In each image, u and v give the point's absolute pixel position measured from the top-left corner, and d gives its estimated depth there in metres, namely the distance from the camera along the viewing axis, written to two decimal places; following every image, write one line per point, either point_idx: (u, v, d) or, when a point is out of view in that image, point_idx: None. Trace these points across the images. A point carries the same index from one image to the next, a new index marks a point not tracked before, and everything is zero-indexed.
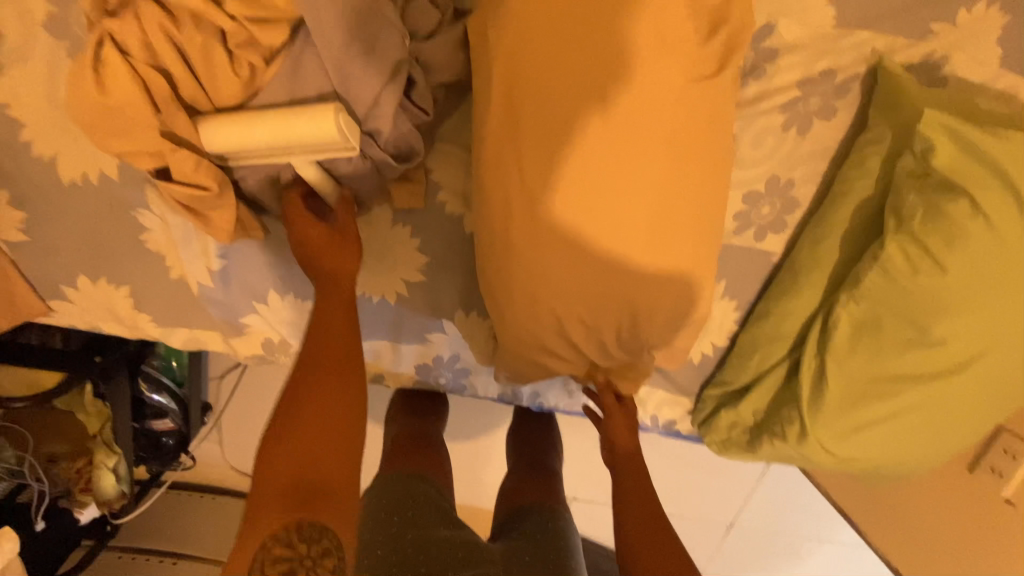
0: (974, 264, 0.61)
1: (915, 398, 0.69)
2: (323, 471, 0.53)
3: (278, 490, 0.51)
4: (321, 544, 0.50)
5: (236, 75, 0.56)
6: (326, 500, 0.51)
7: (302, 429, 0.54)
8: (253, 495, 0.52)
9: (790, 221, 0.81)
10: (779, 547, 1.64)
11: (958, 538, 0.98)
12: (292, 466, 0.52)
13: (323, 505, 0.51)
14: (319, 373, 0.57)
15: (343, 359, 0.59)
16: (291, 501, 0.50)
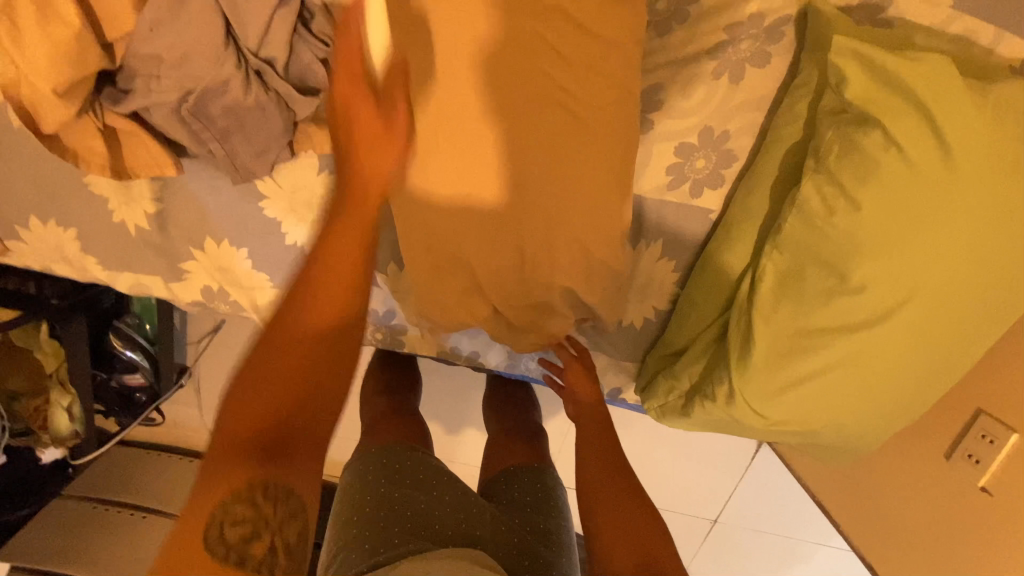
0: (888, 199, 0.58)
1: (843, 349, 0.65)
2: (276, 440, 0.52)
3: (237, 454, 0.51)
4: (266, 540, 0.50)
5: None
6: (293, 472, 0.53)
7: (298, 342, 0.57)
8: (206, 465, 0.51)
9: (727, 175, 0.78)
10: (768, 550, 1.55)
11: (935, 532, 0.89)
12: (256, 417, 0.53)
13: (290, 481, 0.52)
14: (275, 356, 0.56)
15: (351, 284, 0.61)
16: (223, 485, 0.50)
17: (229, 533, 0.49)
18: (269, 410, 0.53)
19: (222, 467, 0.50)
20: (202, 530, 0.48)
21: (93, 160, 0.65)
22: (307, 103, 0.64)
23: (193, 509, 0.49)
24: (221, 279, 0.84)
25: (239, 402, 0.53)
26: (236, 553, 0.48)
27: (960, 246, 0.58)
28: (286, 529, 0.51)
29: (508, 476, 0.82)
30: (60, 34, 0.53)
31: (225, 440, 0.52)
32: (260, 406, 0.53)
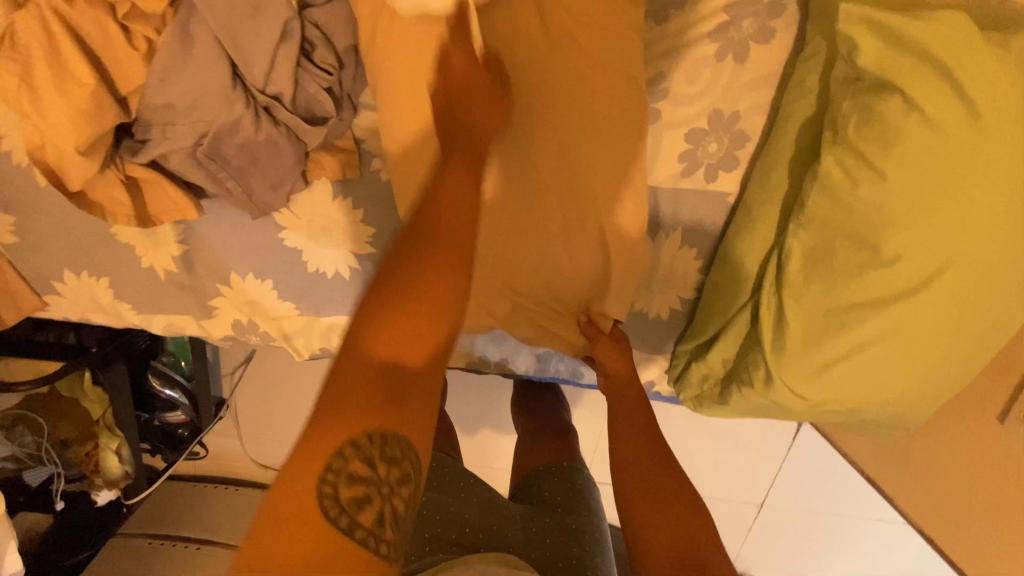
0: (915, 166, 0.56)
1: (882, 323, 0.63)
2: (378, 398, 0.45)
3: (332, 420, 0.44)
4: (398, 468, 0.45)
5: (134, 48, 0.57)
6: (395, 416, 0.46)
7: (360, 368, 0.46)
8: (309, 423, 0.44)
9: (742, 156, 0.77)
10: (821, 530, 1.51)
11: (998, 501, 0.85)
12: (355, 402, 0.45)
13: (396, 431, 0.45)
14: (357, 378, 0.46)
15: (459, 261, 0.53)
16: (327, 443, 0.43)
17: (337, 465, 0.42)
18: (348, 390, 0.45)
19: (323, 423, 0.44)
20: (319, 471, 0.42)
21: (118, 210, 0.67)
22: (317, 134, 0.64)
23: (308, 454, 0.42)
24: (249, 312, 0.86)
25: (346, 361, 0.47)
26: (345, 518, 0.42)
27: (993, 205, 0.56)
28: (396, 463, 0.45)
29: (533, 478, 0.80)
30: (77, 94, 0.55)
31: (333, 392, 0.45)
32: (357, 383, 0.46)
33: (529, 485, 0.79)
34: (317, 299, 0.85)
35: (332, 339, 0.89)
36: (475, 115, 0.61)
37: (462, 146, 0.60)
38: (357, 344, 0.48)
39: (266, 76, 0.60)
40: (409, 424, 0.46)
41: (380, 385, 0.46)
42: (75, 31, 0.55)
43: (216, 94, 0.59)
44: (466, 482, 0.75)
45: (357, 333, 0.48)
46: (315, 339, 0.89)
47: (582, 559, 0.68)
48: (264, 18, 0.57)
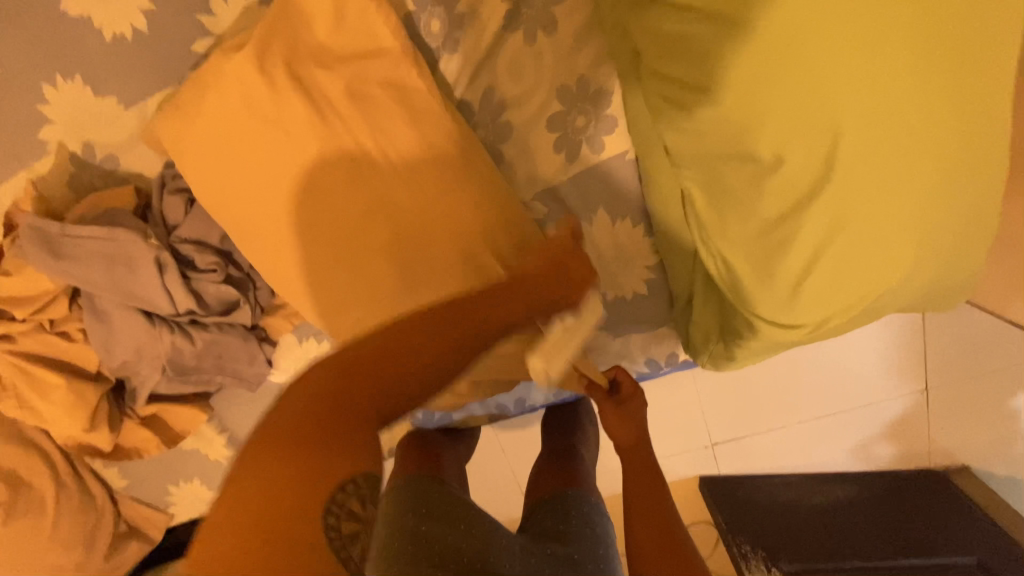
0: (726, 61, 0.48)
1: (818, 221, 0.53)
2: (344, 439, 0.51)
3: (316, 451, 0.49)
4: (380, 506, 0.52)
5: (75, 340, 0.70)
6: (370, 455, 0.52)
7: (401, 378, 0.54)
8: (317, 447, 0.49)
9: (614, 113, 0.70)
10: (1009, 391, 1.25)
11: None
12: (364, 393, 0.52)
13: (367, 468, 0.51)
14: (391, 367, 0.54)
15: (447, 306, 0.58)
16: (342, 464, 0.50)
17: (340, 499, 0.49)
18: (303, 437, 0.49)
19: (331, 460, 0.49)
20: (329, 490, 0.49)
21: (149, 444, 0.80)
22: (240, 314, 0.73)
23: (273, 515, 0.47)
24: None
25: (305, 413, 0.50)
26: (344, 548, 0.49)
27: (846, 43, 0.46)
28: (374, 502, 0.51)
29: (542, 506, 0.87)
30: (60, 394, 0.69)
31: (289, 446, 0.49)
32: (317, 440, 0.50)
33: (538, 514, 0.85)
34: None
35: (377, 444, 0.98)
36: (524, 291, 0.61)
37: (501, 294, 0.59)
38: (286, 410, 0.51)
39: (171, 302, 0.69)
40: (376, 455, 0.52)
41: (353, 439, 0.51)
42: (32, 353, 0.69)
43: (146, 333, 0.70)
44: (468, 515, 0.80)
45: (287, 402, 0.51)
46: None
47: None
48: (139, 265, 0.66)
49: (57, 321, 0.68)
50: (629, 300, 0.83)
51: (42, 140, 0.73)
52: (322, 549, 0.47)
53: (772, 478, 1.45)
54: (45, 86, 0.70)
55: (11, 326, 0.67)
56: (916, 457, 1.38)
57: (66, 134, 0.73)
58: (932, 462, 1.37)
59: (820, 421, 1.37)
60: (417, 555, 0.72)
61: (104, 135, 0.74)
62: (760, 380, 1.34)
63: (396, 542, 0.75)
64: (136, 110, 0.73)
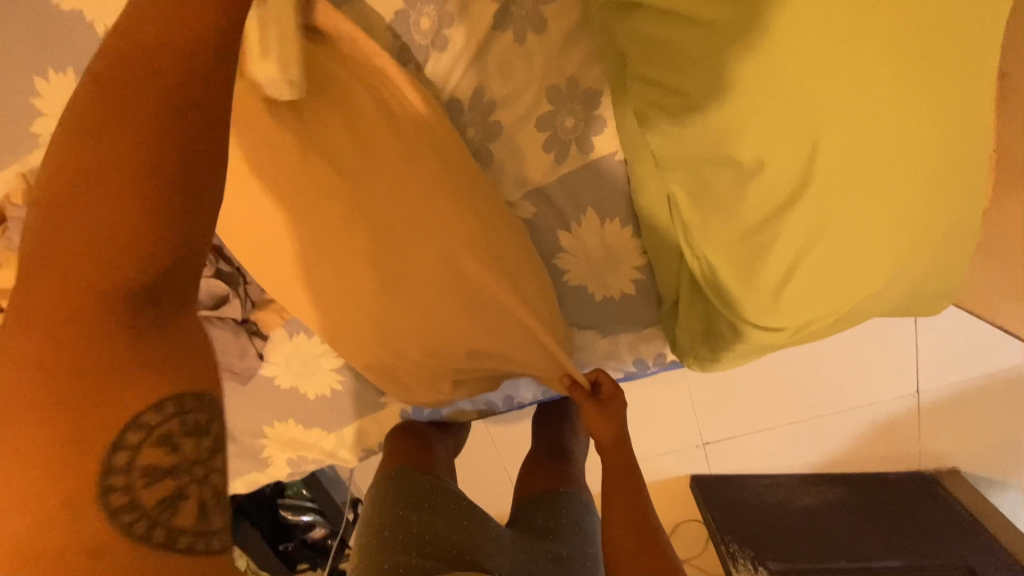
0: (710, 69, 0.49)
1: (798, 227, 0.54)
2: (107, 396, 0.40)
3: (80, 401, 0.39)
4: (209, 437, 0.44)
5: None
6: (164, 373, 0.42)
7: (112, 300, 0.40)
8: (62, 407, 0.39)
9: (604, 113, 0.70)
10: (997, 395, 1.26)
11: None
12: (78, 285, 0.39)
13: (174, 390, 0.42)
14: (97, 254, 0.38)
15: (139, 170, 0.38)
16: (112, 413, 0.40)
17: (122, 461, 0.40)
18: (62, 388, 0.39)
19: (114, 407, 0.40)
20: (101, 451, 0.40)
21: None
22: None
23: (53, 496, 0.38)
24: (293, 448, 0.99)
25: (50, 347, 0.39)
26: (157, 528, 0.41)
27: (828, 50, 0.46)
28: (200, 433, 0.43)
29: (530, 502, 0.89)
30: None
31: (36, 403, 0.38)
32: (104, 388, 0.40)
33: (527, 509, 0.88)
34: (330, 417, 0.95)
35: (366, 439, 0.99)
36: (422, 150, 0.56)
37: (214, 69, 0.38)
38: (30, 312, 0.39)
39: None
40: (189, 374, 0.44)
41: (127, 380, 0.41)
42: None
43: None
44: (459, 505, 0.85)
45: (26, 299, 0.39)
46: (353, 445, 1.00)
47: None
48: None
49: None
50: (619, 301, 0.83)
51: (34, 131, 0.73)
52: (109, 526, 0.40)
53: (762, 477, 1.46)
54: (37, 78, 0.71)
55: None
56: (906, 460, 1.38)
57: (57, 126, 0.73)
58: (923, 466, 1.38)
59: (811, 422, 1.38)
60: (408, 545, 0.77)
61: None
62: (752, 381, 1.35)
63: (387, 530, 0.79)
64: None
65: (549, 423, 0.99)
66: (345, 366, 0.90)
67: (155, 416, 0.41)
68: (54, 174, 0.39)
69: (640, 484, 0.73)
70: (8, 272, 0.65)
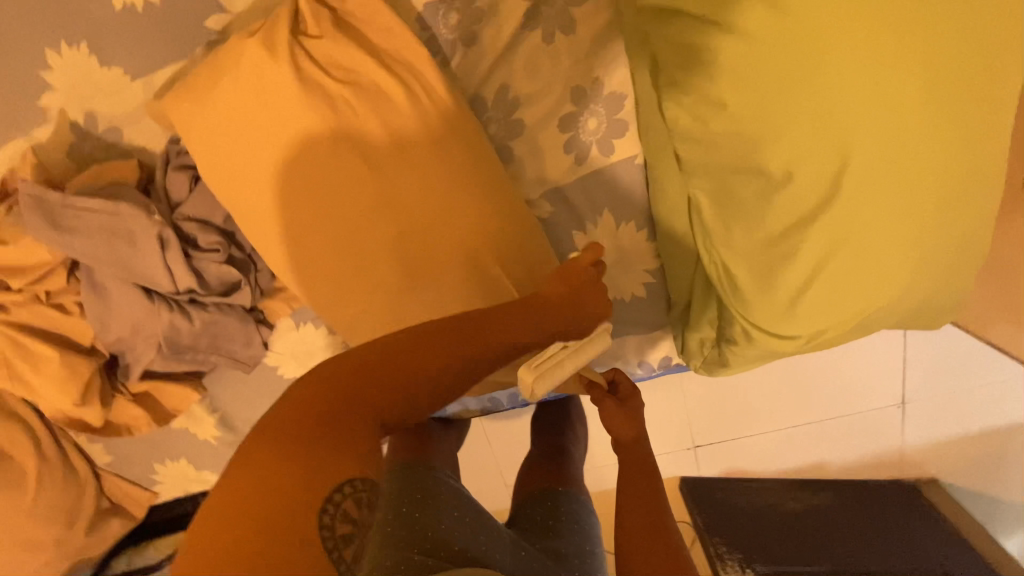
0: (746, 79, 0.49)
1: (820, 238, 0.55)
2: (338, 434, 0.46)
3: (327, 442, 0.45)
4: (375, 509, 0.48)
5: (70, 314, 0.68)
6: (363, 449, 0.47)
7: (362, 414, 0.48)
8: (309, 442, 0.45)
9: (626, 116, 0.71)
10: (978, 407, 1.31)
11: None
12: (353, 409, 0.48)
13: (373, 468, 0.47)
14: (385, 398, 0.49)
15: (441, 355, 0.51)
16: (338, 462, 0.45)
17: (336, 499, 0.44)
18: (342, 412, 0.47)
19: (355, 455, 0.46)
20: (322, 491, 0.44)
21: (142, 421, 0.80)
22: (243, 295, 0.72)
23: (284, 485, 0.43)
24: None
25: (330, 387, 0.47)
26: (335, 551, 0.43)
27: (864, 67, 0.47)
28: (374, 499, 0.47)
29: (530, 500, 0.89)
30: (53, 369, 0.68)
31: (302, 425, 0.45)
32: (353, 429, 0.47)
33: (527, 507, 0.88)
34: None
35: None
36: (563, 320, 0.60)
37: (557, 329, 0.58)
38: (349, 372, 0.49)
39: (171, 280, 0.68)
40: (375, 457, 0.48)
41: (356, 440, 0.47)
42: (24, 325, 0.67)
43: (142, 310, 0.69)
44: (462, 502, 0.84)
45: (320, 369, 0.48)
46: None
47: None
48: (140, 240, 0.65)
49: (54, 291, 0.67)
50: (629, 304, 0.84)
51: (43, 107, 0.71)
52: (314, 550, 0.41)
53: (750, 481, 1.48)
54: (49, 52, 0.69)
55: (7, 295, 0.66)
56: (889, 468, 1.42)
57: (67, 102, 0.72)
58: (904, 475, 1.42)
59: (800, 429, 1.41)
60: (408, 536, 0.75)
61: (107, 106, 0.72)
62: (745, 387, 1.37)
63: (389, 523, 0.78)
64: (143, 82, 0.72)
65: (551, 421, 1.01)
66: None
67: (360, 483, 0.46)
68: (383, 352, 0.50)
69: (654, 480, 0.73)
70: (14, 247, 0.64)
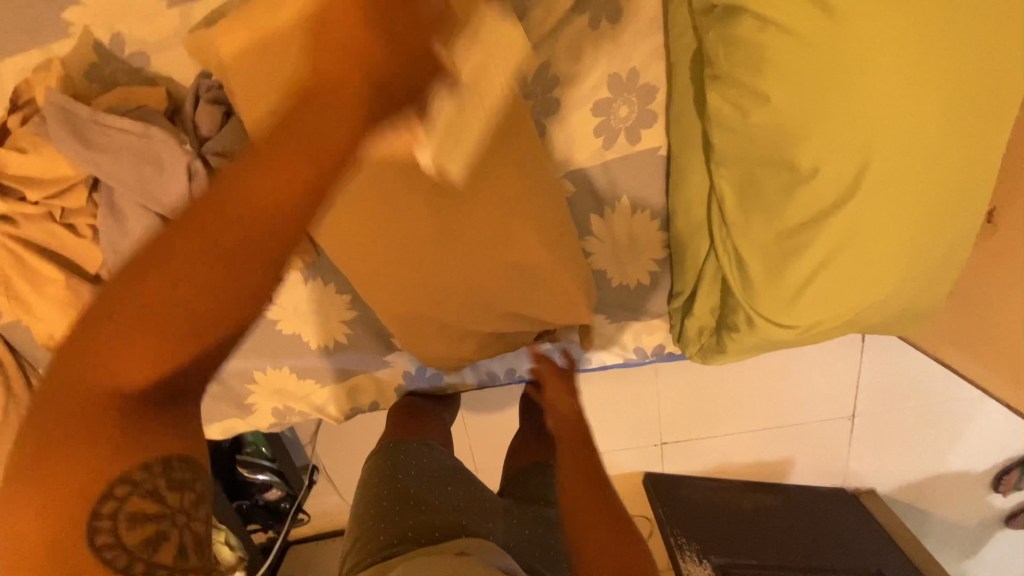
0: (793, 77, 0.53)
1: (831, 235, 0.60)
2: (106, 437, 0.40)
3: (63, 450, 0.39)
4: (192, 491, 0.44)
5: (81, 236, 0.65)
6: (140, 439, 0.41)
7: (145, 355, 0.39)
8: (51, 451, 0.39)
9: (656, 109, 0.75)
10: (915, 424, 1.44)
11: None
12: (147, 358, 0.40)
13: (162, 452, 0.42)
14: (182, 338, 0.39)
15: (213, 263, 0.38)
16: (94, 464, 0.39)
17: (106, 511, 0.40)
18: (74, 422, 0.39)
19: (91, 455, 0.39)
20: (88, 505, 0.40)
21: None
22: None
23: (54, 529, 0.39)
24: (279, 399, 0.96)
25: (62, 412, 0.39)
26: (134, 563, 0.41)
27: (897, 77, 0.52)
28: (180, 488, 0.43)
29: (519, 475, 0.92)
30: (55, 292, 0.65)
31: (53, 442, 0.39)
32: (83, 429, 0.39)
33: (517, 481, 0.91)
34: (329, 369, 0.94)
35: (359, 397, 0.98)
36: (328, 118, 0.38)
37: (309, 120, 0.38)
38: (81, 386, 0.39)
39: None
40: (167, 440, 0.42)
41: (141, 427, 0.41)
42: (31, 242, 0.64)
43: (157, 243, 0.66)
44: (450, 474, 0.85)
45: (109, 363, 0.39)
46: (343, 402, 0.98)
47: (550, 548, 0.82)
48: (166, 168, 0.63)
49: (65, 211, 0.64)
50: (634, 290, 0.88)
51: (68, 21, 0.69)
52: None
53: (709, 480, 1.56)
54: None
55: (19, 208, 0.63)
56: (832, 475, 1.54)
57: (96, 21, 0.69)
58: (845, 482, 1.55)
59: (760, 434, 1.50)
60: (404, 513, 0.77)
61: (137, 31, 0.70)
62: (715, 390, 1.44)
63: (384, 500, 0.80)
64: (178, 11, 0.70)
65: (541, 401, 1.03)
66: (356, 318, 0.90)
67: (140, 472, 0.41)
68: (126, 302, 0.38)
69: None
70: (34, 159, 0.61)
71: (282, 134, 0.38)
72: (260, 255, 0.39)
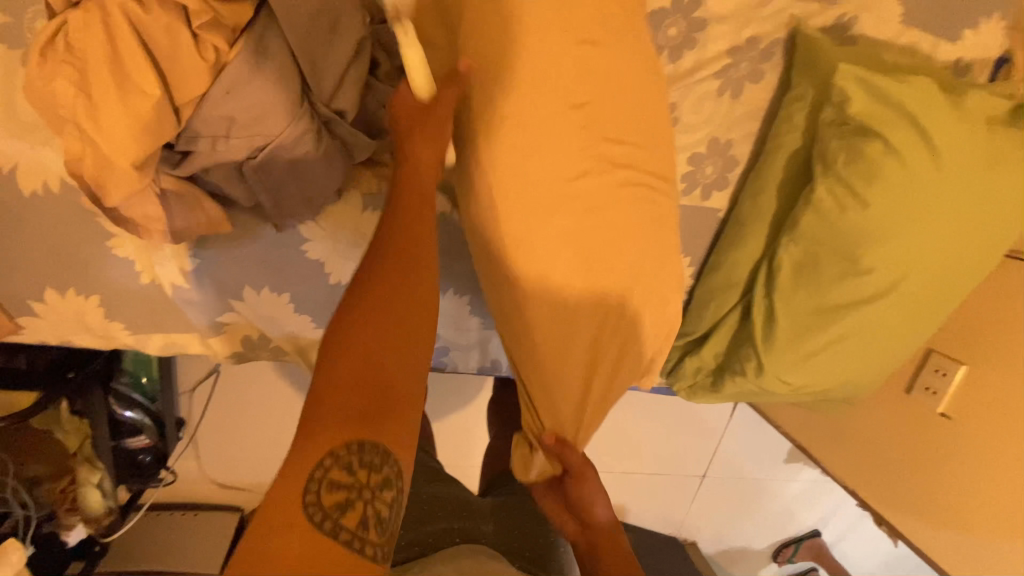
0: (890, 195, 0.71)
1: (854, 320, 0.78)
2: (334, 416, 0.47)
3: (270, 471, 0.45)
4: (380, 472, 0.48)
5: (202, 58, 0.53)
6: (366, 420, 0.48)
7: (347, 358, 0.49)
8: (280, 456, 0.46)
9: (731, 178, 0.89)
10: (739, 493, 1.77)
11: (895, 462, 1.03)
12: (353, 353, 0.50)
13: (374, 433, 0.48)
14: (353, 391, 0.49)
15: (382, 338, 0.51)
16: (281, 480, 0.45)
17: (320, 494, 0.45)
18: (349, 391, 0.48)
19: (318, 437, 0.46)
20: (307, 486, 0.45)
21: (152, 227, 0.62)
22: (367, 148, 0.65)
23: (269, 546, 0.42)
24: (258, 326, 0.82)
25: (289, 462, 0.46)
26: (337, 526, 0.45)
27: (945, 225, 0.73)
28: (378, 468, 0.48)
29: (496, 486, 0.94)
30: (140, 105, 0.51)
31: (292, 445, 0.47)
32: (346, 406, 0.48)
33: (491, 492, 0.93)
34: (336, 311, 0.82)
35: None
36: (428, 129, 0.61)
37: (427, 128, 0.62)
38: (324, 364, 0.49)
39: (334, 91, 0.59)
40: (378, 408, 0.49)
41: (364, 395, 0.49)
42: (141, 37, 0.51)
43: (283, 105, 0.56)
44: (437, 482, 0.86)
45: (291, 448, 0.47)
46: None
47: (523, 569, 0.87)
48: (341, 32, 0.58)
49: (201, 23, 0.52)
50: None
51: None
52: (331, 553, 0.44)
53: None
54: None
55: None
56: (671, 524, 1.78)
57: None
58: (680, 533, 1.79)
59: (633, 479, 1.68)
60: None
61: None
62: (617, 431, 1.60)
63: None
64: None
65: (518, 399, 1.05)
66: None
67: (348, 450, 0.47)
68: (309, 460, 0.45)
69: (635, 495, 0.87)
70: None
71: (396, 268, 0.54)
72: (404, 290, 0.54)
